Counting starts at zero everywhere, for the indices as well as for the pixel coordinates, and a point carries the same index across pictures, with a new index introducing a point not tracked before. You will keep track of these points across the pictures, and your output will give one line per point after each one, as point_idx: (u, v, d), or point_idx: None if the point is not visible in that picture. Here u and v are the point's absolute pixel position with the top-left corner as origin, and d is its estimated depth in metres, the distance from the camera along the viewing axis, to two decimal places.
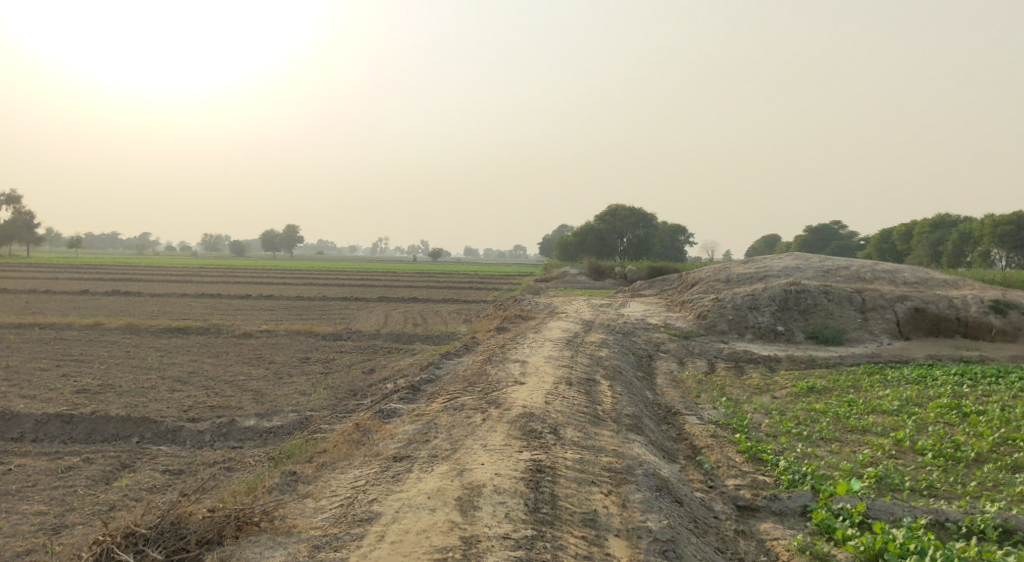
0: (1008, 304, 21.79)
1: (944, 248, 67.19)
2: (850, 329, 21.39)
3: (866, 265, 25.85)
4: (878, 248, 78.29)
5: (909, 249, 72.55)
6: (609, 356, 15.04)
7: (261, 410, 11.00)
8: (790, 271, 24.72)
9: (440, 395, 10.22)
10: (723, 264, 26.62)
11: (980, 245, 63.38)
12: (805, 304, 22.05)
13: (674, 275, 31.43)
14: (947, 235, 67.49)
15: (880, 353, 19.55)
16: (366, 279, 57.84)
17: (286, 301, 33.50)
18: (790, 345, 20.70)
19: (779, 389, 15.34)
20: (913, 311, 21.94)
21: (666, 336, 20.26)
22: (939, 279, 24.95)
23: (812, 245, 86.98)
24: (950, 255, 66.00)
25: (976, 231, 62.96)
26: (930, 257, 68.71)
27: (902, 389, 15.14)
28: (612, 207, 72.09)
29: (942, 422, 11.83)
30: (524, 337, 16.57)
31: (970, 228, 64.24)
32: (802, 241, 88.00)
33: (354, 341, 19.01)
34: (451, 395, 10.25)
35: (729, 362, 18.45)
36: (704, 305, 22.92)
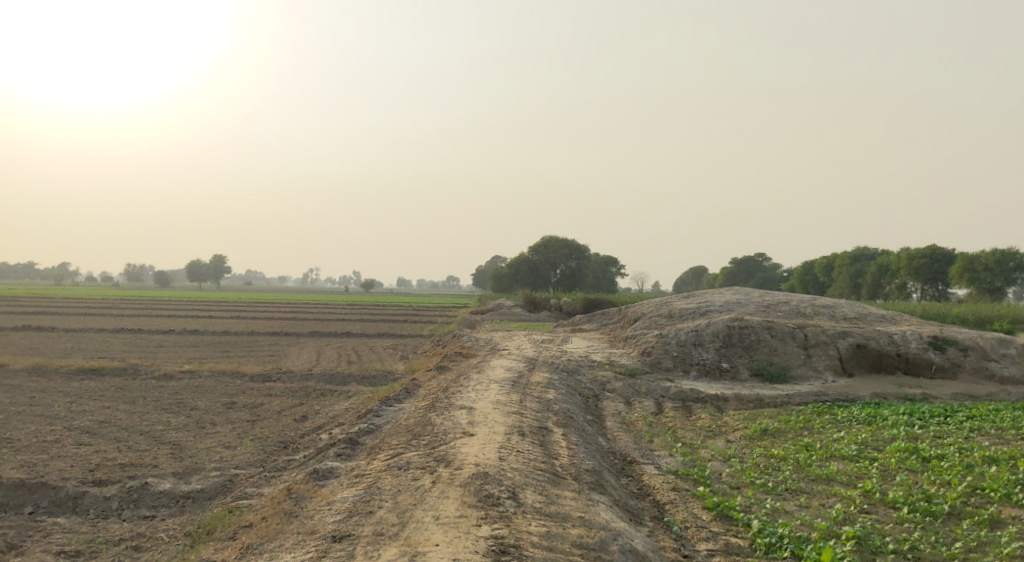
0: (946, 340, 21.83)
1: (865, 281, 68.80)
2: (795, 366, 21.06)
3: (805, 300, 25.74)
4: (800, 280, 80.15)
5: (831, 281, 74.14)
6: (558, 398, 14.30)
7: (180, 468, 9.92)
8: (732, 305, 24.39)
9: (381, 453, 9.32)
10: (666, 298, 26.23)
11: (896, 277, 65.40)
12: (750, 340, 21.67)
13: (613, 309, 31.03)
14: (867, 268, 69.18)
15: (826, 391, 19.18)
16: (295, 312, 56.29)
17: (211, 337, 32.00)
18: (735, 383, 20.23)
19: (732, 432, 14.78)
20: (855, 347, 21.68)
21: (611, 374, 19.64)
22: (877, 314, 24.95)
23: (739, 277, 88.31)
24: (868, 286, 67.91)
25: (892, 264, 65.01)
26: (850, 288, 70.29)
27: (855, 430, 14.74)
28: (546, 238, 72.16)
29: (906, 469, 11.37)
30: (468, 378, 15.74)
31: (888, 261, 66.29)
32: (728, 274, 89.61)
33: (284, 382, 17.91)
34: (394, 451, 9.36)
35: (677, 402, 17.89)
36: (647, 341, 22.42)
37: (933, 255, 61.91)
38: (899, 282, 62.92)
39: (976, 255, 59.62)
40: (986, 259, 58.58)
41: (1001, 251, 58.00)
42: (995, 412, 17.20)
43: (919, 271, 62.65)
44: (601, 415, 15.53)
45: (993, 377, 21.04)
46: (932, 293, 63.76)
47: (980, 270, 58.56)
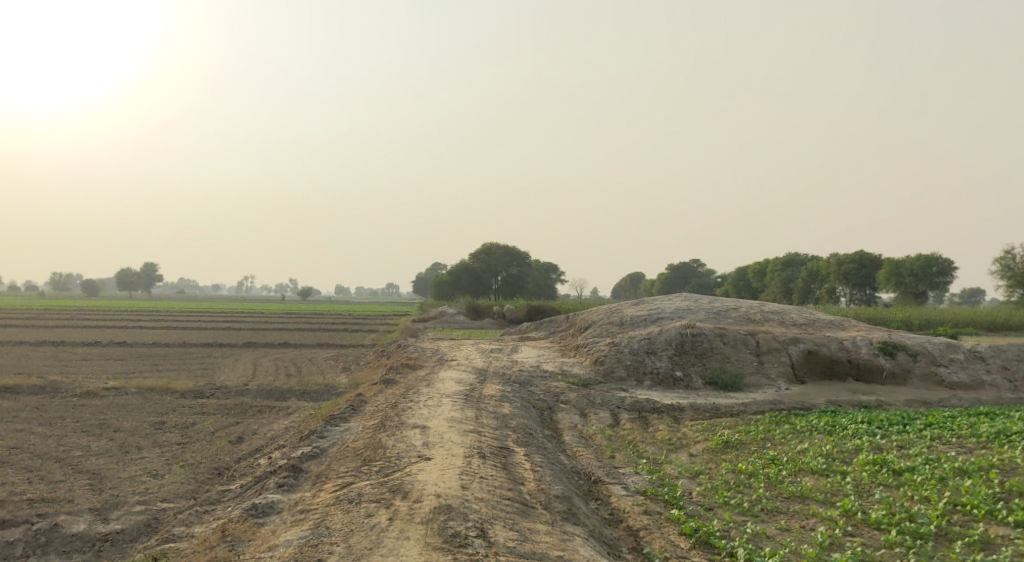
0: (895, 345, 21.66)
1: (796, 286, 69.94)
2: (748, 373, 20.64)
3: (754, 306, 25.39)
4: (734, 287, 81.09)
5: (763, 286, 75.03)
6: (514, 414, 13.55)
7: (98, 504, 8.88)
8: (682, 312, 23.95)
9: (329, 484, 8.45)
10: (616, 305, 25.70)
11: (826, 282, 66.66)
12: (702, 347, 21.20)
13: (560, 316, 30.42)
14: (798, 274, 70.23)
15: (782, 399, 18.78)
16: (230, 321, 54.46)
17: (139, 349, 30.43)
18: (689, 392, 19.71)
19: (694, 445, 14.20)
20: (807, 353, 21.39)
21: (564, 385, 18.97)
22: (826, 318, 24.57)
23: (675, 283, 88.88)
24: (799, 291, 69.07)
25: (823, 269, 66.26)
26: (782, 293, 71.25)
27: (817, 441, 14.30)
28: (488, 245, 71.34)
29: (880, 485, 10.89)
30: (417, 392, 14.89)
31: (818, 266, 67.55)
32: (664, 280, 90.30)
33: (219, 399, 16.81)
34: (342, 481, 8.50)
35: (633, 413, 17.30)
36: (599, 349, 21.82)
37: (863, 261, 63.18)
38: (829, 287, 64.24)
39: (902, 260, 61.34)
40: (911, 263, 60.37)
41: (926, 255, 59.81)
42: (951, 418, 16.96)
43: (848, 276, 63.99)
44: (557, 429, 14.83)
45: (943, 382, 20.89)
46: (860, 297, 65.05)
47: (906, 275, 60.23)
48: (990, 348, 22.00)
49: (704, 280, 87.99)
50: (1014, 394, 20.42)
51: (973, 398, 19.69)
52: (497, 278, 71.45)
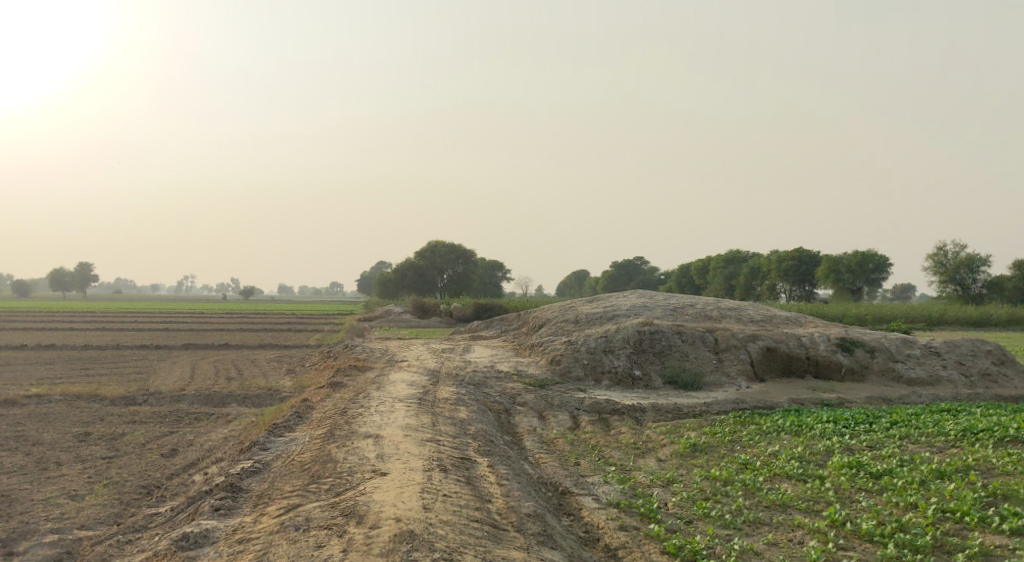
0: (853, 341, 21.37)
1: (737, 282, 70.24)
2: (707, 371, 20.13)
3: (710, 302, 24.92)
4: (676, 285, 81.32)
5: (704, 283, 75.26)
6: (471, 421, 12.72)
7: (4, 534, 7.84)
8: (638, 309, 23.38)
9: (271, 510, 7.54)
10: (570, 303, 25.03)
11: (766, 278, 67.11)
12: (660, 346, 20.62)
13: (512, 315, 29.66)
14: (739, 271, 70.72)
15: (743, 398, 18.29)
16: (167, 322, 52.63)
17: (67, 353, 28.84)
18: (649, 391, 19.12)
19: (661, 449, 13.55)
20: (765, 350, 20.97)
21: (520, 386, 18.23)
22: (782, 315, 24.27)
23: (618, 281, 88.83)
24: (740, 287, 69.40)
25: (763, 266, 66.80)
26: (724, 290, 71.33)
27: (786, 443, 13.76)
28: (433, 243, 70.49)
29: (860, 490, 10.34)
30: (367, 397, 13.98)
31: (758, 263, 68.12)
32: (608, 278, 90.28)
33: (151, 406, 15.66)
34: (287, 505, 7.60)
35: (593, 416, 16.63)
36: (555, 348, 21.12)
37: (802, 257, 63.97)
38: (770, 284, 64.84)
39: (840, 256, 62.38)
40: (848, 260, 61.50)
41: (863, 252, 61.21)
42: (915, 415, 16.61)
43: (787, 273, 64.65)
44: (515, 434, 14.04)
45: (901, 377, 20.63)
46: (799, 294, 65.75)
47: (843, 271, 61.47)
48: (945, 343, 21.86)
49: (648, 278, 88.15)
50: (971, 389, 20.24)
51: (932, 394, 19.44)
52: (444, 276, 70.52)
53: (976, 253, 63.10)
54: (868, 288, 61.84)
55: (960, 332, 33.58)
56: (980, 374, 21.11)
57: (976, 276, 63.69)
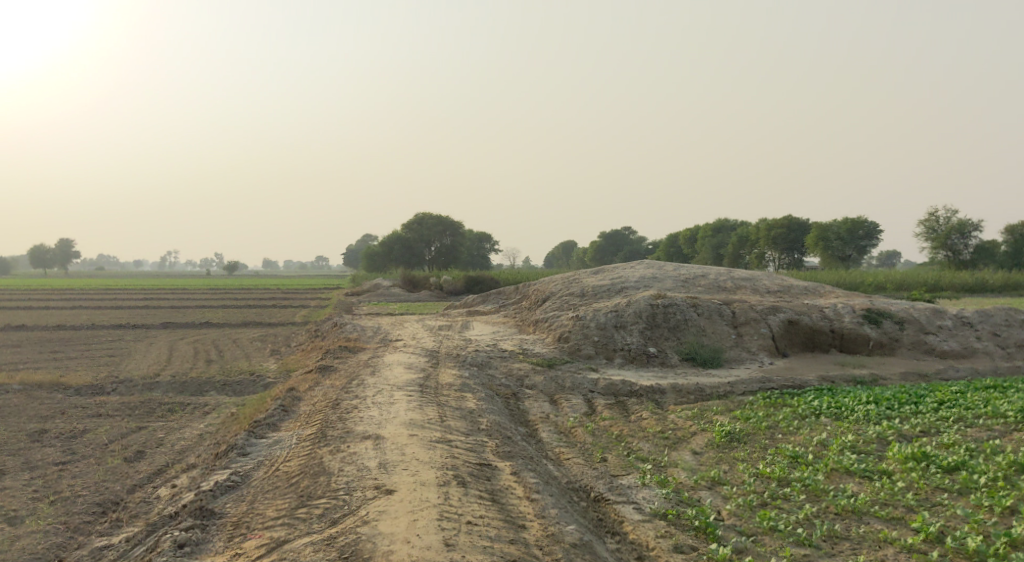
0: (880, 313, 19.98)
1: (725, 252, 68.59)
2: (726, 348, 18.67)
3: (722, 272, 23.40)
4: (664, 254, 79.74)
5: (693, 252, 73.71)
6: (481, 412, 11.27)
7: None
8: (648, 281, 21.86)
9: (241, 554, 6.56)
10: (575, 275, 23.50)
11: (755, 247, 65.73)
12: (675, 320, 19.15)
13: (509, 288, 28.06)
14: (728, 239, 69.31)
15: (769, 376, 16.90)
16: (146, 299, 50.73)
17: (35, 334, 27.07)
18: (666, 370, 17.69)
19: (692, 438, 12.13)
20: (787, 324, 19.52)
21: (528, 367, 16.84)
22: (800, 285, 22.78)
23: (606, 250, 87.24)
24: (729, 258, 67.82)
25: (752, 234, 65.46)
26: (712, 259, 69.81)
27: (832, 431, 12.37)
28: (419, 215, 68.32)
29: (938, 490, 9.00)
30: (362, 386, 12.50)
31: (748, 231, 66.71)
32: (596, 248, 88.40)
33: (120, 396, 14.11)
34: (260, 547, 6.61)
35: (610, 399, 15.25)
36: (562, 324, 19.63)
37: (792, 225, 62.80)
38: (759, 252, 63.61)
39: (829, 223, 61.33)
40: (839, 227, 60.53)
41: (852, 219, 60.26)
42: (960, 394, 15.23)
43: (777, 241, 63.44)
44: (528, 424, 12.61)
45: (933, 351, 19.29)
46: (787, 262, 64.56)
47: (833, 238, 60.65)
48: (977, 313, 20.59)
49: (636, 247, 86.59)
50: (1009, 363, 18.98)
51: (970, 369, 18.13)
52: (430, 249, 68.72)
53: (967, 218, 61.69)
54: (857, 256, 60.91)
55: (968, 298, 32.33)
56: (1016, 346, 19.87)
57: (967, 243, 62.45)
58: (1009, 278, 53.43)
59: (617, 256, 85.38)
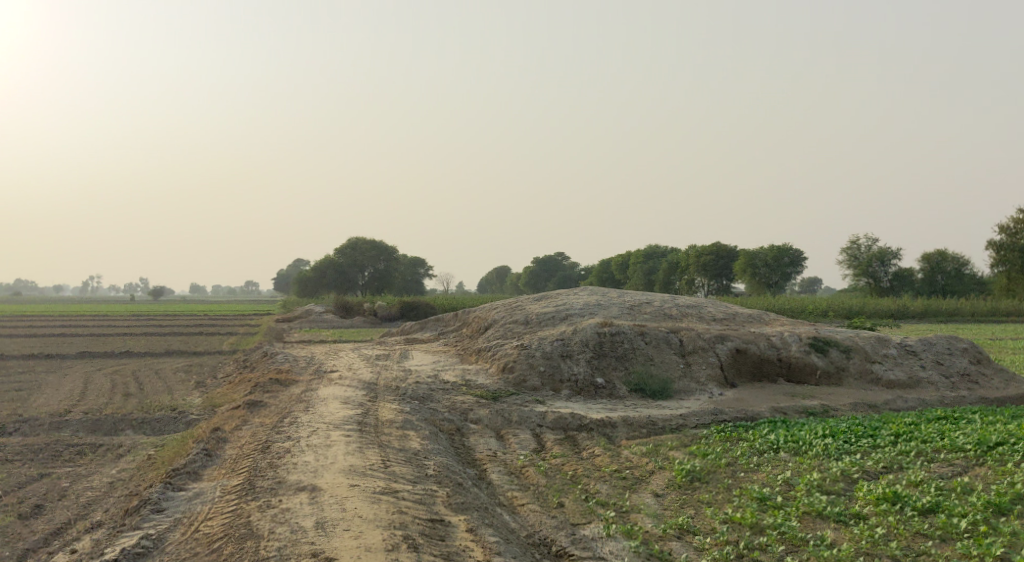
0: (826, 341, 19.70)
1: (656, 278, 68.81)
2: (675, 377, 18.11)
3: (667, 298, 22.92)
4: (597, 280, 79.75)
5: (626, 277, 73.87)
6: (426, 454, 10.40)
7: None
8: (593, 308, 21.25)
9: None
10: (517, 302, 22.77)
11: (685, 273, 66.10)
12: (622, 349, 18.56)
13: (447, 315, 27.13)
14: (659, 265, 69.67)
15: (720, 408, 16.38)
16: (61, 325, 48.21)
17: None
18: (614, 402, 17.01)
19: (650, 478, 11.45)
20: (735, 353, 19.09)
21: (472, 400, 16.02)
22: (745, 312, 22.42)
23: (541, 276, 86.99)
24: (661, 284, 68.01)
25: (682, 260, 65.92)
26: (644, 284, 70.02)
27: (794, 467, 11.82)
28: (352, 240, 67.29)
29: (918, 537, 8.50)
30: (295, 426, 11.51)
31: (678, 257, 67.17)
32: (529, 274, 88.00)
33: (23, 437, 12.77)
34: None
35: (560, 435, 14.53)
36: (506, 354, 18.84)
37: (719, 252, 63.66)
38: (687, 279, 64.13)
39: (756, 250, 62.38)
40: (765, 254, 61.61)
41: (777, 247, 61.34)
42: (914, 426, 14.88)
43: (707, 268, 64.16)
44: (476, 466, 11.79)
45: (880, 380, 19.01)
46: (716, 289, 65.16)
47: (759, 266, 61.60)
48: (920, 342, 20.47)
49: (570, 273, 86.54)
50: (954, 392, 18.74)
51: (918, 398, 17.84)
52: (363, 274, 67.48)
53: (887, 246, 63.80)
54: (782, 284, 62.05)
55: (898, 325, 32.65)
56: (960, 375, 19.69)
57: (887, 270, 64.18)
58: (929, 305, 54.92)
59: (551, 282, 85.16)
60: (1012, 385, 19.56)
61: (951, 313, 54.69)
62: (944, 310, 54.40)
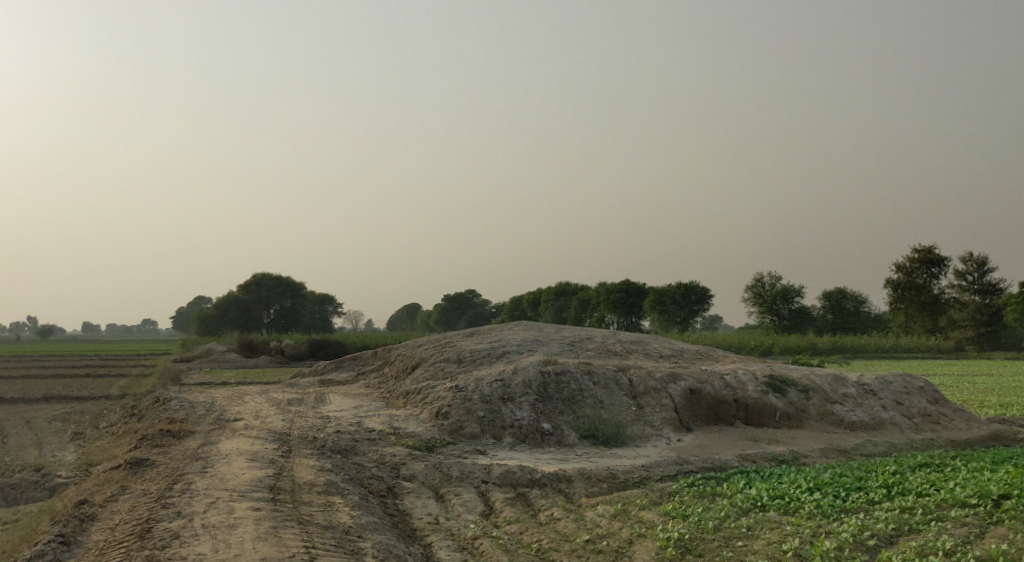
0: (783, 381, 18.10)
1: (568, 314, 67.35)
2: (628, 422, 16.25)
3: (608, 334, 21.05)
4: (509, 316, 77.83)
5: (538, 314, 72.27)
6: (361, 533, 8.26)
7: None
8: (531, 344, 19.33)
9: None
10: (445, 338, 20.66)
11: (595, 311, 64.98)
12: (569, 391, 16.65)
13: (364, 353, 24.66)
14: (570, 302, 68.43)
15: (683, 456, 14.59)
16: None
17: None
18: (564, 451, 15.06)
19: (631, 551, 9.73)
20: (689, 393, 17.35)
21: (403, 453, 13.85)
22: (691, 346, 20.66)
23: (450, 313, 84.67)
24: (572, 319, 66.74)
25: (593, 297, 64.98)
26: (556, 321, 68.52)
27: (793, 533, 10.11)
28: (258, 276, 63.89)
29: None
30: (189, 495, 9.19)
31: (588, 294, 66.08)
32: (439, 310, 85.38)
33: None
34: None
35: (509, 495, 12.49)
36: (438, 397, 16.69)
37: (629, 288, 63.52)
38: (598, 317, 63.31)
39: (664, 288, 62.03)
40: (674, 291, 61.29)
41: (685, 284, 61.17)
42: (901, 474, 13.32)
43: (617, 304, 63.55)
44: (419, 552, 9.61)
45: (841, 422, 17.34)
46: (626, 326, 64.27)
47: (668, 302, 61.16)
48: (878, 380, 18.80)
49: (482, 311, 84.50)
50: (921, 434, 17.15)
51: (888, 441, 16.19)
52: (269, 311, 63.99)
53: (790, 284, 64.17)
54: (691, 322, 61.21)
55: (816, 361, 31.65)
56: (922, 416, 18.11)
57: (791, 308, 64.57)
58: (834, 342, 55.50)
59: (463, 321, 83.04)
60: (976, 425, 18.14)
61: (856, 350, 55.32)
62: (849, 347, 55.05)
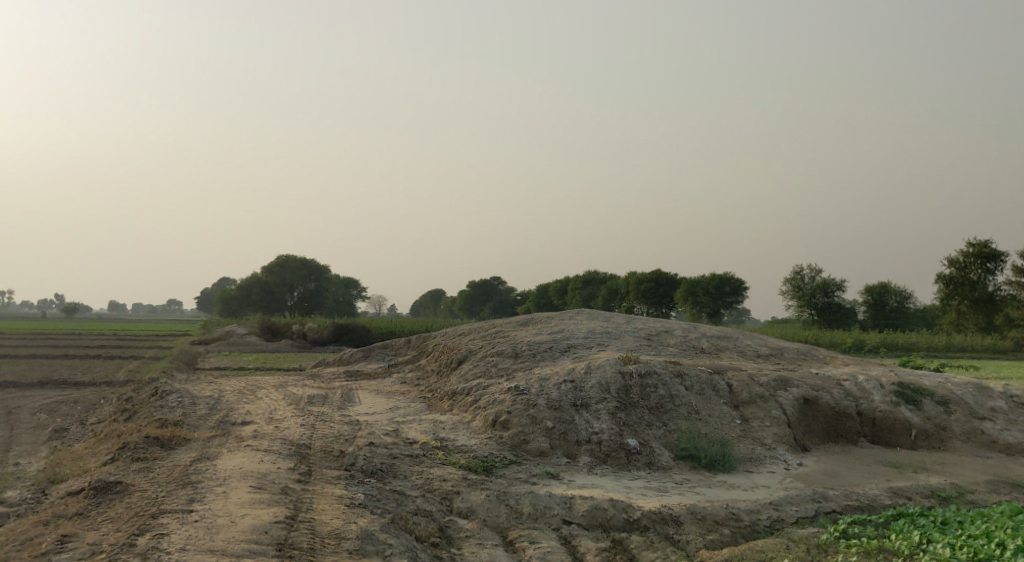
0: (916, 390, 14.68)
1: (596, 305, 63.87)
2: (732, 439, 12.91)
3: (688, 326, 17.65)
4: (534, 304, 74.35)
5: (566, 302, 68.83)
6: None
7: None
8: (601, 338, 15.99)
9: None
10: (496, 327, 17.37)
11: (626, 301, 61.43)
12: (657, 398, 13.32)
13: (395, 342, 21.39)
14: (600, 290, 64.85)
15: (816, 489, 11.25)
16: None
17: None
18: (658, 476, 11.77)
19: None
20: (803, 403, 13.94)
21: (456, 477, 10.65)
22: (790, 343, 17.26)
23: (475, 301, 81.36)
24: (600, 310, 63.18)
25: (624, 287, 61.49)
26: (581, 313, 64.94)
27: None
28: (279, 257, 60.98)
29: None
30: None
31: (618, 284, 62.44)
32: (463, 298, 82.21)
33: None
34: None
35: (603, 544, 9.21)
36: (493, 402, 13.42)
37: (660, 277, 59.76)
38: (628, 307, 59.74)
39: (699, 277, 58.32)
40: (709, 281, 57.52)
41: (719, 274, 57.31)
42: None
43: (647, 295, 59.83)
44: None
45: (995, 444, 13.95)
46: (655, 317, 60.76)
47: (700, 294, 57.44)
48: None
49: (508, 298, 81.28)
50: None
51: None
52: (292, 293, 61.11)
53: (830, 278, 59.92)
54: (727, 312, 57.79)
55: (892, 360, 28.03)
56: None
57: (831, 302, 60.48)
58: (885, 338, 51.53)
59: (487, 308, 79.85)
60: None
61: (909, 347, 51.42)
62: (902, 343, 51.07)
